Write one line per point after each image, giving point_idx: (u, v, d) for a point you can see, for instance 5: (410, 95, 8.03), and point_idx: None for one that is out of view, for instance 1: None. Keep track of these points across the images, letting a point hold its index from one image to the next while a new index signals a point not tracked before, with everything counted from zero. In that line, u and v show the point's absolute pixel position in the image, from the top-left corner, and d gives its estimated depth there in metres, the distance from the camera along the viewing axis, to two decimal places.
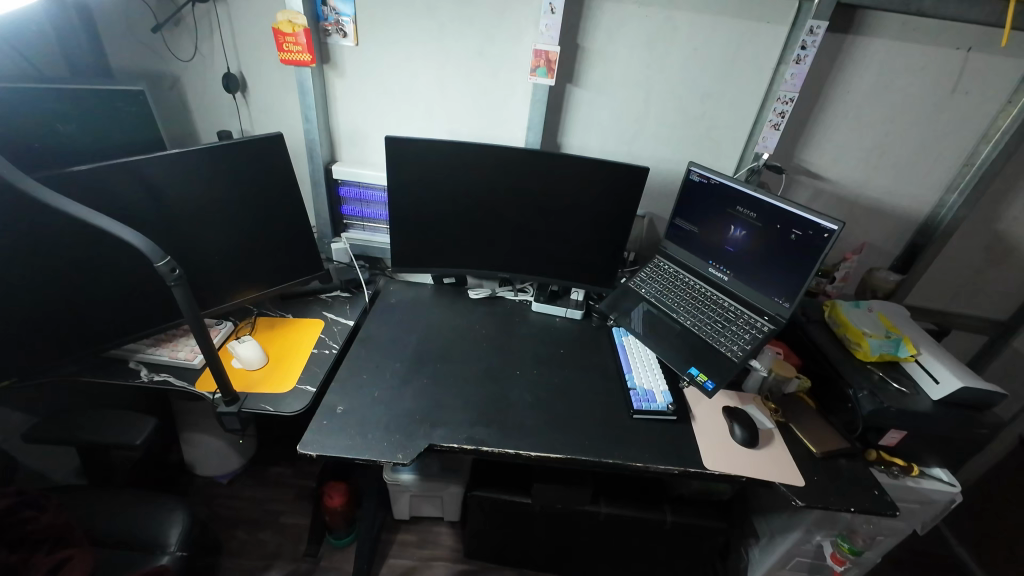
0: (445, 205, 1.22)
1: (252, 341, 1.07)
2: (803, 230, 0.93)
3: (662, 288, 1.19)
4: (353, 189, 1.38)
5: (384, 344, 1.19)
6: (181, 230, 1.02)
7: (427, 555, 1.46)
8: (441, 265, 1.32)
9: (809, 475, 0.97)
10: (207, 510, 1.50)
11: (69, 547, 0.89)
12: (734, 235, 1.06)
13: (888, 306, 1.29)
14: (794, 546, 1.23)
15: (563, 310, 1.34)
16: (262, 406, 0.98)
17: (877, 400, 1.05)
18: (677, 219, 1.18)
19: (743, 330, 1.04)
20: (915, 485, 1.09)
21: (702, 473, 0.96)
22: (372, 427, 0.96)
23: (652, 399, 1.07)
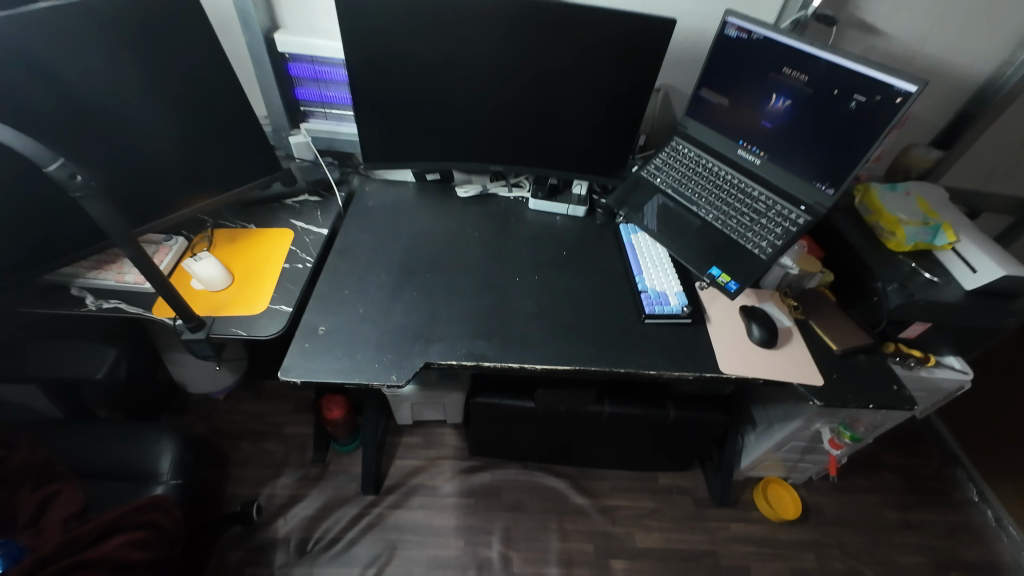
0: (421, 82, 1.00)
1: (210, 258, 0.92)
2: (868, 95, 0.76)
3: (679, 177, 1.02)
4: (306, 67, 1.13)
5: (365, 253, 1.05)
6: (89, 125, 0.81)
7: (433, 455, 1.49)
8: (423, 159, 1.13)
9: (827, 374, 0.93)
10: (208, 425, 1.49)
11: (54, 483, 0.84)
12: (775, 106, 0.87)
13: (927, 188, 1.15)
14: (793, 433, 1.26)
15: (565, 207, 1.19)
16: (233, 330, 0.87)
17: (908, 293, 0.97)
18: (702, 89, 0.97)
19: (773, 223, 0.91)
20: (928, 375, 1.06)
21: (717, 377, 0.91)
22: (360, 346, 0.87)
23: (665, 303, 0.98)
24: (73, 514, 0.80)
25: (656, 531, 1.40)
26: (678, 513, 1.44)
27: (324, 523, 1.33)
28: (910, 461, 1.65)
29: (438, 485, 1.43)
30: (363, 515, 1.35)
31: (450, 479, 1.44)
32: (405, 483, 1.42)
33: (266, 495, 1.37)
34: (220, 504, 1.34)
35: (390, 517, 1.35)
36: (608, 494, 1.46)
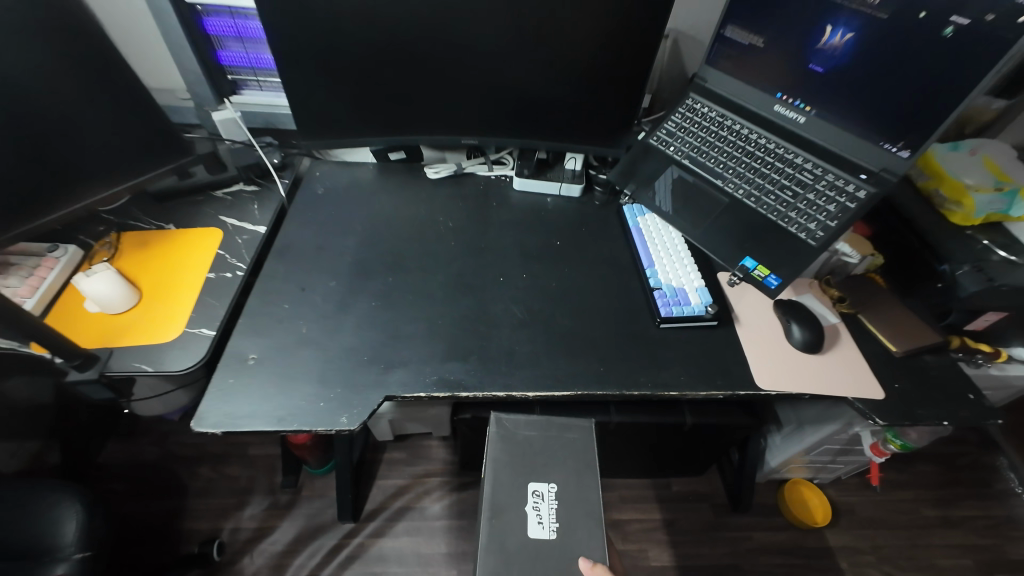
0: (360, 29, 0.76)
1: (105, 273, 0.71)
2: (967, 16, 0.54)
3: (700, 142, 0.80)
4: (226, 22, 0.89)
5: (311, 255, 0.84)
6: None
7: (421, 471, 1.32)
8: (379, 134, 0.90)
9: (889, 383, 0.74)
10: (162, 451, 1.31)
11: None
12: (833, 42, 0.65)
13: (992, 145, 0.95)
14: (826, 437, 1.09)
15: (557, 187, 0.98)
16: (136, 366, 0.68)
17: (985, 277, 0.78)
18: (726, 28, 0.74)
19: (823, 197, 0.69)
20: (1001, 373, 0.87)
21: (752, 394, 0.73)
22: (301, 380, 0.68)
23: (684, 302, 0.79)
24: None
25: (672, 545, 1.26)
26: (696, 522, 1.30)
27: (297, 558, 1.17)
28: (948, 449, 1.49)
29: (426, 507, 1.26)
30: (341, 547, 1.19)
31: (439, 498, 1.28)
32: (387, 506, 1.26)
33: (230, 528, 1.20)
34: (177, 541, 1.17)
35: (373, 546, 1.20)
36: (618, 507, 1.30)
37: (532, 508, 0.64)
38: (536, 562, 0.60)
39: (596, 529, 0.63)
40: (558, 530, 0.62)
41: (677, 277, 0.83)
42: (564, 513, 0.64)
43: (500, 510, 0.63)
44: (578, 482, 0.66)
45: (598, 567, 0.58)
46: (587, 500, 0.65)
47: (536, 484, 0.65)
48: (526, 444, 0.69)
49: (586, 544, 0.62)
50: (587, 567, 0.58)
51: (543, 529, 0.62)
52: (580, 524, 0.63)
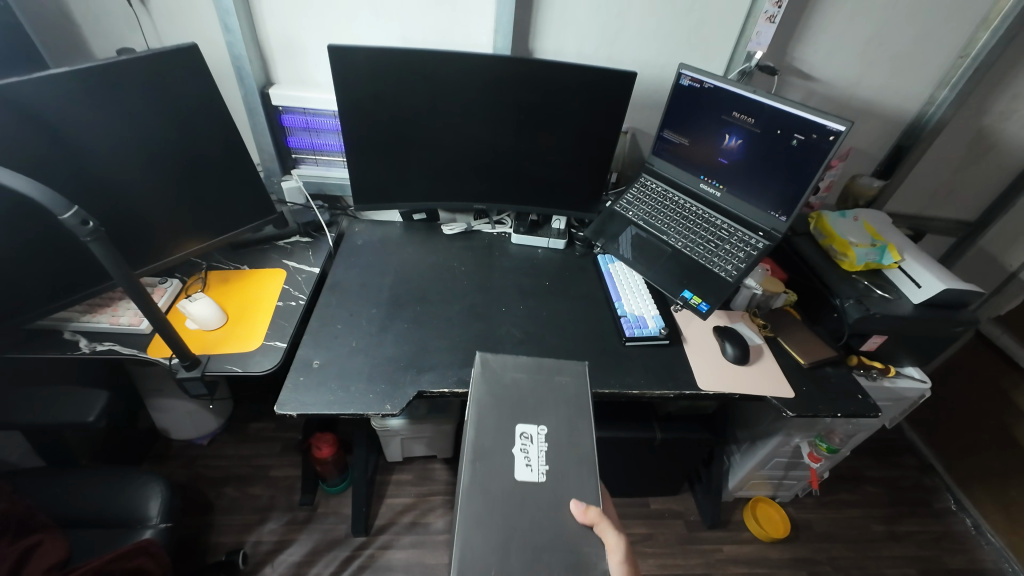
0: (404, 127, 1.05)
1: (205, 299, 0.95)
2: (805, 134, 0.84)
3: (650, 209, 1.10)
4: (298, 118, 1.19)
5: (355, 290, 1.08)
6: (88, 173, 0.83)
7: (425, 491, 1.47)
8: (409, 200, 1.18)
9: (797, 387, 0.99)
10: (189, 473, 1.44)
11: (36, 531, 0.81)
12: (729, 144, 0.95)
13: (871, 213, 1.27)
14: (774, 449, 1.29)
15: (545, 241, 1.25)
16: (228, 367, 0.89)
17: (863, 308, 1.05)
18: (664, 130, 1.06)
19: (737, 248, 0.98)
20: (891, 385, 1.13)
21: (696, 394, 0.96)
22: (354, 378, 0.89)
23: (643, 325, 1.04)
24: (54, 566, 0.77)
25: (652, 556, 1.40)
26: (672, 537, 1.45)
27: (313, 569, 1.29)
28: (890, 473, 1.69)
29: (430, 522, 1.41)
30: (353, 558, 1.32)
31: (442, 515, 1.42)
32: (395, 521, 1.40)
33: (252, 542, 1.32)
34: (202, 553, 1.28)
35: (382, 557, 1.32)
36: None
37: (521, 451, 0.69)
38: (525, 499, 0.65)
39: (585, 471, 0.69)
40: (546, 473, 0.67)
41: (638, 306, 1.08)
42: (554, 455, 0.70)
43: (490, 452, 0.69)
44: (568, 426, 0.72)
45: (590, 511, 0.64)
46: (577, 443, 0.71)
47: (526, 426, 0.72)
48: (520, 392, 0.76)
49: (578, 486, 0.67)
50: (580, 509, 0.64)
51: (531, 472, 0.68)
52: (569, 466, 0.69)
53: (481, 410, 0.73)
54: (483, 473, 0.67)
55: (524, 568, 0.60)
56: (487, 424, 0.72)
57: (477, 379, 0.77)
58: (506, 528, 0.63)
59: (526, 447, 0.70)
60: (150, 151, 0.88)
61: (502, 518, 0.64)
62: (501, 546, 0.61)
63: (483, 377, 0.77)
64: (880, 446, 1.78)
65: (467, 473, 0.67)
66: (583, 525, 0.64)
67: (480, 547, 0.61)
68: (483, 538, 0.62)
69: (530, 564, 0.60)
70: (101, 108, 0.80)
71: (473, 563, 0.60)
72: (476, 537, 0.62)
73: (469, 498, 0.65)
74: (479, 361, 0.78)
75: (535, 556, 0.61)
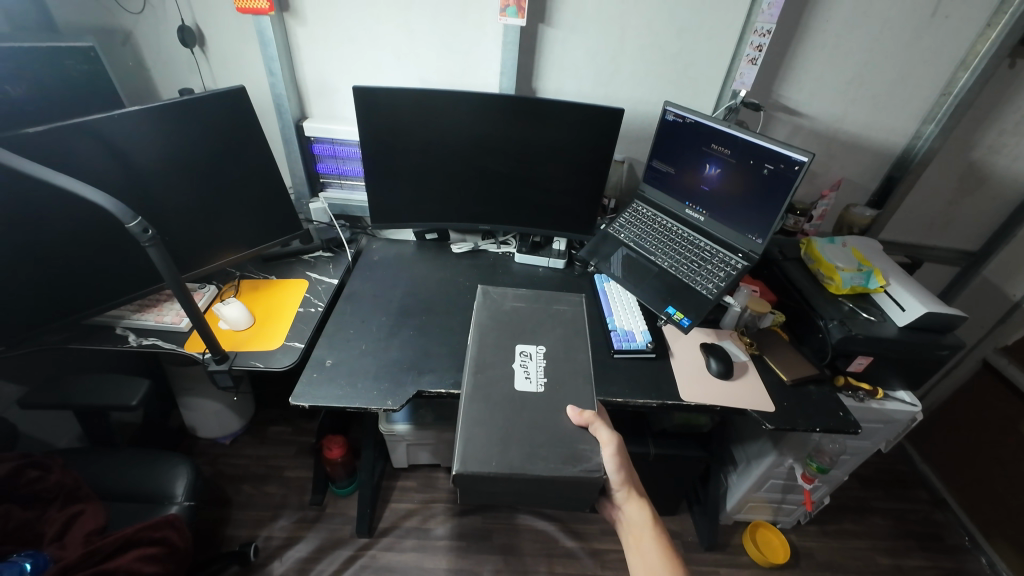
0: (418, 156, 1.18)
1: (237, 302, 1.08)
2: (775, 164, 0.97)
3: (640, 233, 1.24)
4: (327, 147, 1.34)
5: (368, 299, 1.19)
6: (147, 191, 0.97)
7: (427, 498, 1.54)
8: (420, 220, 1.30)
9: (778, 402, 1.03)
10: (211, 469, 1.54)
11: (80, 502, 0.93)
12: (709, 173, 1.10)
13: (861, 240, 1.32)
14: (768, 470, 1.31)
15: (546, 260, 1.34)
16: (252, 362, 1.01)
17: (846, 328, 1.09)
18: (654, 161, 1.22)
19: (718, 268, 1.10)
20: (879, 406, 1.15)
21: (679, 404, 1.00)
22: (361, 376, 0.99)
23: (632, 339, 1.10)
24: (94, 530, 0.89)
25: None
26: None
27: (317, 565, 1.35)
28: (899, 505, 1.66)
29: (431, 528, 1.46)
30: (356, 557, 1.38)
31: (442, 521, 1.48)
32: (397, 525, 1.46)
33: (264, 536, 1.40)
34: (218, 544, 1.37)
35: (383, 558, 1.38)
36: (599, 538, 1.48)
37: (522, 365, 0.85)
38: (524, 403, 0.79)
39: (579, 382, 0.84)
40: (544, 383, 0.82)
41: (628, 322, 1.14)
42: (550, 368, 0.85)
43: (494, 364, 0.85)
44: (563, 345, 0.90)
45: (585, 412, 0.78)
46: (572, 359, 0.88)
47: (525, 347, 0.88)
48: (522, 316, 0.95)
49: (571, 397, 0.81)
50: (576, 412, 0.78)
51: (530, 382, 0.83)
52: (564, 378, 0.84)
53: (487, 331, 0.91)
54: (487, 382, 0.82)
55: (523, 457, 0.72)
56: (492, 342, 0.89)
57: (484, 307, 0.96)
58: (507, 426, 0.76)
59: (526, 361, 0.86)
60: (199, 173, 1.03)
61: (503, 418, 0.77)
62: (502, 439, 0.74)
63: (489, 304, 0.97)
64: (889, 477, 1.74)
65: (473, 380, 0.82)
66: (578, 425, 0.77)
67: (483, 440, 0.74)
68: (486, 433, 0.75)
69: (528, 455, 0.73)
70: (163, 137, 0.95)
71: (478, 451, 0.72)
72: (481, 432, 0.75)
73: (475, 400, 0.79)
74: (481, 292, 0.99)
75: (533, 450, 0.73)
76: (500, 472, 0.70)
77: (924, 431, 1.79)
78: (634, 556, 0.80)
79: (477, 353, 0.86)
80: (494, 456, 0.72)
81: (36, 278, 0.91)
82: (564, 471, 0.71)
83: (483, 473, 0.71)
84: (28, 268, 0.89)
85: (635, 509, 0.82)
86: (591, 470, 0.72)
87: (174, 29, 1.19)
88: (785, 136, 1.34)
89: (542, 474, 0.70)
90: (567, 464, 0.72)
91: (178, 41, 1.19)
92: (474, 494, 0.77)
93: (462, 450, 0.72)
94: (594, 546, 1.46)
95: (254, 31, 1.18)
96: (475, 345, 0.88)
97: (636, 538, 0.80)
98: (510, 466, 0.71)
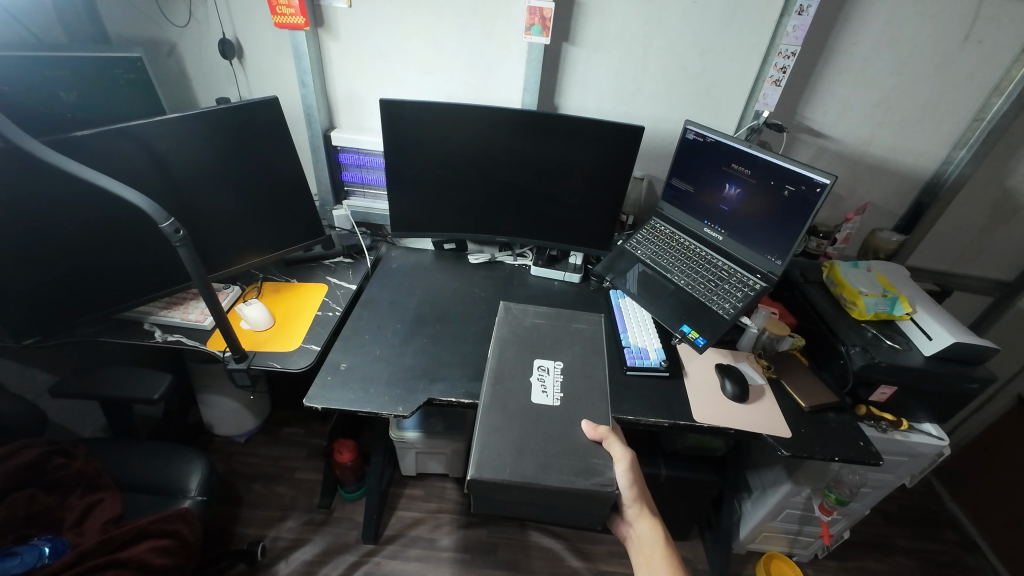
0: (440, 167, 1.21)
1: (258, 303, 1.11)
2: (796, 186, 0.96)
3: (657, 250, 1.24)
4: (352, 156, 1.38)
5: (384, 307, 1.21)
6: (181, 193, 1.02)
7: (434, 508, 1.53)
8: (439, 230, 1.32)
9: (796, 428, 1.00)
10: (225, 466, 1.57)
11: (99, 491, 0.96)
12: (729, 193, 1.10)
13: (888, 266, 1.28)
14: (784, 499, 1.26)
15: (561, 274, 1.34)
16: (270, 362, 1.04)
17: (868, 355, 1.05)
18: (673, 179, 1.22)
19: (735, 289, 1.09)
20: (904, 438, 1.11)
21: (692, 425, 0.98)
22: (374, 382, 1.00)
23: (645, 357, 1.09)
24: (111, 519, 0.92)
25: None
26: None
27: (322, 569, 1.36)
28: (925, 545, 1.58)
29: (437, 538, 1.46)
30: (361, 563, 1.38)
31: (448, 532, 1.47)
32: (403, 533, 1.46)
33: (271, 537, 1.41)
34: (227, 541, 1.39)
35: (387, 566, 1.38)
36: (605, 559, 1.45)
37: (538, 380, 0.85)
38: (540, 415, 0.79)
39: (593, 397, 0.83)
40: (560, 398, 0.82)
41: (642, 338, 1.13)
42: (567, 384, 0.85)
43: (512, 376, 0.85)
44: (581, 362, 0.89)
45: (599, 428, 0.77)
46: (588, 375, 0.87)
47: (543, 362, 0.89)
48: (540, 332, 0.95)
49: (587, 412, 0.81)
50: (590, 427, 0.77)
51: (546, 397, 0.82)
52: (580, 393, 0.84)
53: (507, 344, 0.92)
54: (502, 393, 0.82)
55: (536, 467, 0.72)
56: (511, 355, 0.89)
57: (505, 322, 0.97)
58: (519, 437, 0.76)
59: (543, 376, 0.86)
60: (230, 178, 1.07)
61: (518, 427, 0.77)
62: (516, 449, 0.74)
63: (510, 320, 0.98)
64: (915, 515, 1.66)
65: (491, 391, 0.83)
66: (592, 439, 0.77)
67: (497, 447, 0.74)
68: (502, 444, 0.75)
69: (541, 464, 0.72)
70: (199, 142, 1.00)
71: (492, 459, 0.73)
72: (495, 443, 0.75)
73: (490, 410, 0.79)
74: (503, 307, 1.00)
75: (546, 460, 0.73)
76: (513, 480, 0.70)
77: (954, 468, 1.70)
78: None
79: (495, 366, 0.87)
80: (508, 464, 0.72)
81: (72, 271, 0.96)
82: (575, 483, 0.70)
83: (497, 481, 0.71)
84: (67, 262, 0.94)
85: (646, 527, 0.80)
86: (602, 484, 0.71)
87: (216, 43, 1.25)
88: (808, 157, 1.33)
89: (554, 484, 0.70)
90: (579, 476, 0.71)
91: (219, 53, 1.26)
92: (485, 501, 0.77)
93: (476, 455, 0.73)
94: (600, 567, 1.43)
95: (290, 45, 1.23)
96: (494, 356, 0.89)
97: (646, 557, 0.79)
98: (523, 475, 0.71)
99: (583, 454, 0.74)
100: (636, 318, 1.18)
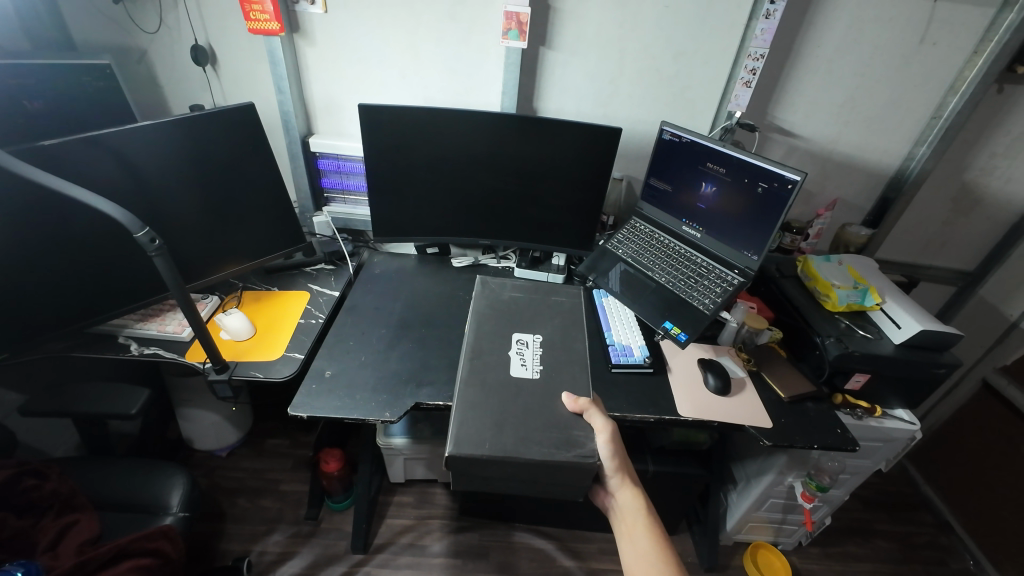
0: (422, 172, 1.21)
1: (238, 313, 1.09)
2: (769, 183, 0.99)
3: (638, 249, 1.26)
4: (331, 162, 1.37)
5: (368, 313, 1.20)
6: (155, 202, 1.00)
7: (424, 514, 1.52)
8: (422, 234, 1.32)
9: (776, 419, 1.03)
10: (207, 481, 1.54)
11: (74, 512, 0.93)
12: (706, 191, 1.13)
13: (857, 259, 1.33)
14: (768, 488, 1.29)
15: (544, 276, 1.35)
16: (252, 372, 1.02)
17: (843, 345, 1.09)
18: (651, 179, 1.24)
19: (715, 284, 1.12)
20: (878, 424, 1.15)
21: (678, 420, 1.00)
22: (360, 388, 0.99)
23: (629, 354, 1.10)
24: (87, 541, 0.90)
25: None
26: None
27: None
28: (902, 528, 1.63)
29: (427, 545, 1.45)
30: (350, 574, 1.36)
31: (439, 538, 1.46)
32: (393, 541, 1.44)
33: (257, 551, 1.38)
34: (212, 558, 1.35)
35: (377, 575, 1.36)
36: (597, 557, 1.46)
37: (518, 353, 0.86)
38: (520, 388, 0.80)
39: (575, 370, 0.84)
40: (540, 370, 0.83)
41: (625, 336, 1.15)
42: (546, 357, 0.86)
43: (488, 353, 0.85)
44: (560, 334, 0.90)
45: (579, 400, 0.78)
46: (568, 347, 0.88)
47: (522, 336, 0.89)
48: (519, 306, 0.96)
49: (568, 384, 0.82)
50: (571, 399, 0.78)
51: (526, 369, 0.83)
52: (559, 368, 0.84)
53: (485, 320, 0.92)
54: (483, 368, 0.83)
55: (520, 442, 0.72)
56: (489, 331, 0.90)
57: (483, 296, 0.97)
58: (501, 409, 0.77)
59: (523, 349, 0.86)
60: (205, 184, 1.05)
61: (498, 403, 0.77)
62: (496, 424, 0.75)
63: (487, 293, 0.98)
64: (891, 500, 1.72)
65: (471, 366, 0.83)
66: (573, 412, 0.78)
67: (476, 425, 0.74)
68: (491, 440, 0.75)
69: (523, 439, 0.73)
70: (172, 150, 0.98)
71: (470, 435, 0.73)
72: (477, 422, 0.75)
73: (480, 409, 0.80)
74: (480, 281, 1.00)
75: (526, 435, 0.73)
76: (493, 455, 0.71)
77: (926, 452, 1.77)
78: (626, 543, 0.79)
79: (473, 341, 0.87)
80: (488, 439, 0.73)
81: (40, 285, 0.92)
82: (558, 455, 0.71)
83: (475, 456, 0.71)
84: (35, 274, 0.91)
85: (629, 497, 0.81)
86: (585, 455, 0.72)
87: (188, 50, 1.23)
88: (780, 156, 1.37)
89: (536, 458, 0.70)
90: (559, 449, 0.72)
91: (191, 61, 1.24)
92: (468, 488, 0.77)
93: (454, 433, 0.73)
94: (592, 565, 1.44)
95: (265, 51, 1.22)
96: (473, 333, 0.89)
97: (629, 528, 0.79)
98: (504, 451, 0.71)
99: (565, 426, 0.75)
100: (621, 317, 1.20)
